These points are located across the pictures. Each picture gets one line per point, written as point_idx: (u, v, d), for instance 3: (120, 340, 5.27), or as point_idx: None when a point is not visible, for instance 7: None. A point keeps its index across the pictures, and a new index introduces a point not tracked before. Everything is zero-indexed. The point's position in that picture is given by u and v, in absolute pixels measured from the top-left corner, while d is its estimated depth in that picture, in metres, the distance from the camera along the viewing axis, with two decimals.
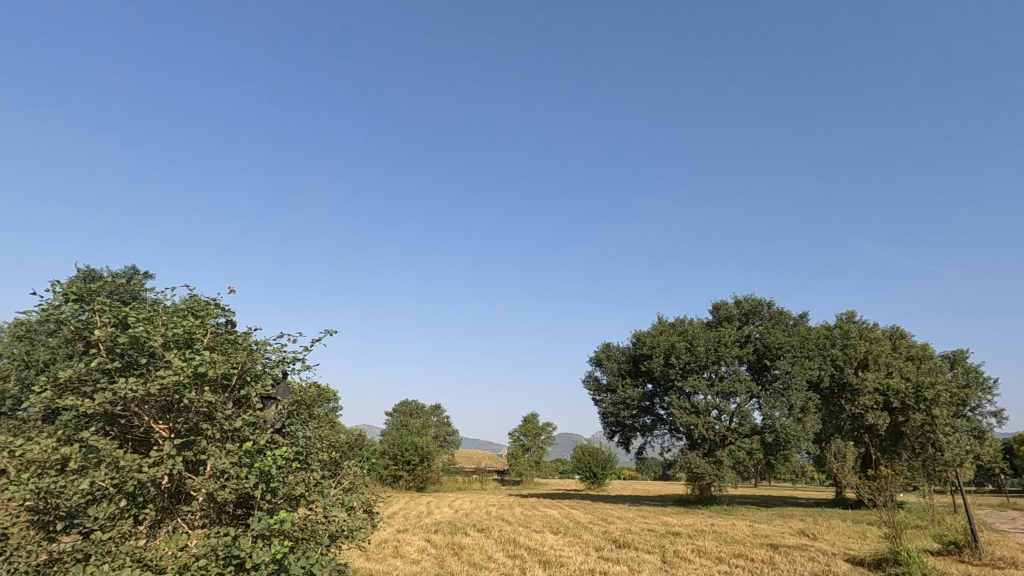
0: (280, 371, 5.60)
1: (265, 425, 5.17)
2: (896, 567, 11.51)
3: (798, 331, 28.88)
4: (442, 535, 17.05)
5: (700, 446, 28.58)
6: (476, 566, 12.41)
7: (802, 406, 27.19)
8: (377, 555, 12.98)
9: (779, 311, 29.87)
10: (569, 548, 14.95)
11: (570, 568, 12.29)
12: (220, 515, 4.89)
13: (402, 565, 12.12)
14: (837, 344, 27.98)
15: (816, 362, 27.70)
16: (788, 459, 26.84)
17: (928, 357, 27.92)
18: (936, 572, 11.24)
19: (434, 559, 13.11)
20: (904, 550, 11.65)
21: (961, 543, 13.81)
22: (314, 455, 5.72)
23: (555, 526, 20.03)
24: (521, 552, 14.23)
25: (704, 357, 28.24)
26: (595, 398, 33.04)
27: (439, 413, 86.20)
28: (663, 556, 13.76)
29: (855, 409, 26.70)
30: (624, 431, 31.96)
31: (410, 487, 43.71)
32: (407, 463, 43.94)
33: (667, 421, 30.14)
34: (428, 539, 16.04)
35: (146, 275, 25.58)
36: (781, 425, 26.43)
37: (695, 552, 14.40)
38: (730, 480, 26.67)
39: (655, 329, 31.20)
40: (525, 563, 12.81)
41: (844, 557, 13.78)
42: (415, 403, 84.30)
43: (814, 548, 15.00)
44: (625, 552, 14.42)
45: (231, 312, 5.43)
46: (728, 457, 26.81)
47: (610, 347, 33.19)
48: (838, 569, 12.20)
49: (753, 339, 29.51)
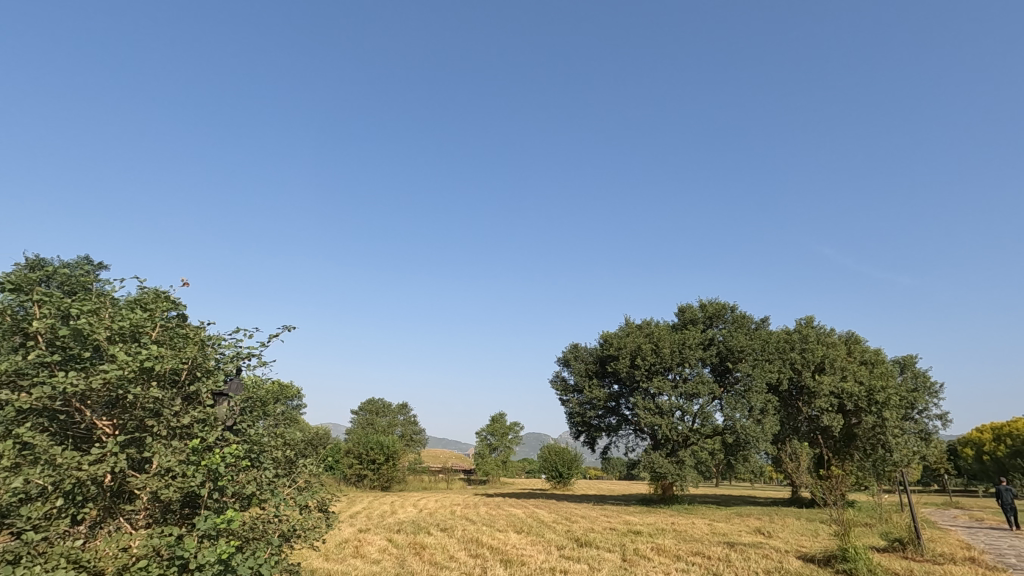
0: (234, 366, 5.49)
1: (215, 422, 5.03)
2: (843, 564, 11.95)
3: (759, 335, 29.72)
4: (404, 534, 16.90)
5: (663, 446, 29.11)
6: (436, 566, 12.35)
7: (761, 408, 27.94)
8: (337, 556, 12.80)
9: (741, 315, 30.68)
10: (531, 548, 15.04)
11: (530, 566, 12.33)
12: (165, 515, 4.76)
13: (362, 565, 11.99)
14: (796, 348, 28.90)
15: (776, 365, 28.57)
16: (747, 459, 27.56)
17: (880, 362, 29.01)
18: (881, 568, 11.66)
19: (395, 559, 13.00)
20: (852, 547, 12.06)
21: (905, 540, 14.46)
22: (267, 453, 5.62)
23: (518, 525, 20.04)
24: (483, 551, 14.23)
25: (669, 358, 28.78)
26: (562, 398, 33.33)
27: (406, 411, 85.41)
28: (622, 554, 14.01)
29: (812, 411, 27.58)
30: (589, 431, 32.30)
31: (374, 486, 43.14)
32: (372, 462, 43.39)
33: (632, 422, 30.63)
34: (389, 539, 15.87)
35: (101, 266, 24.66)
36: (741, 426, 27.13)
37: (655, 550, 14.66)
38: (691, 480, 27.24)
39: (622, 330, 31.64)
40: (487, 562, 12.84)
41: (795, 554, 14.25)
42: (382, 401, 83.34)
43: (769, 546, 15.44)
44: (587, 550, 14.57)
45: (185, 306, 5.30)
46: (690, 458, 27.43)
47: (578, 348, 33.52)
48: (790, 566, 12.59)
49: (716, 342, 30.20)
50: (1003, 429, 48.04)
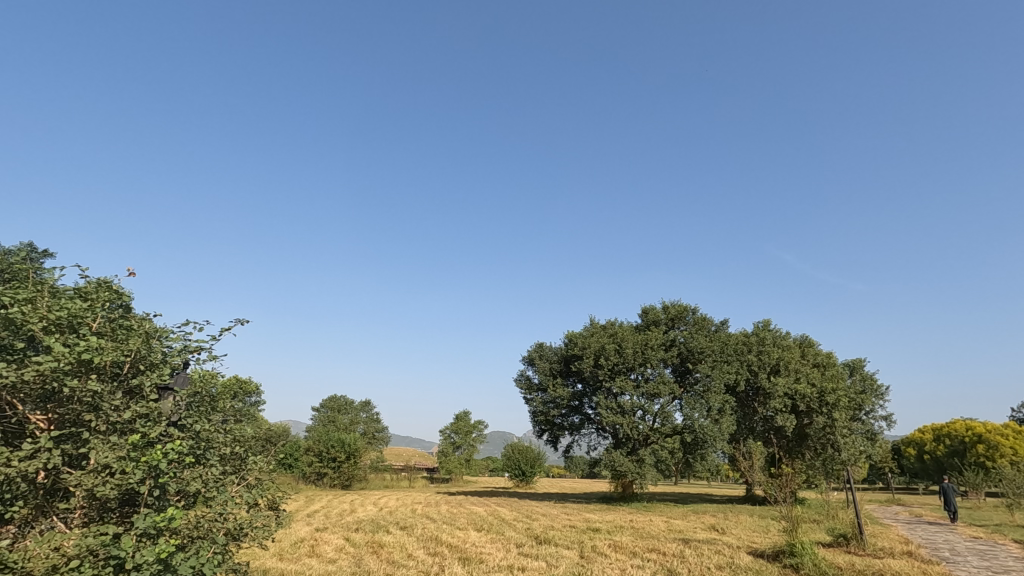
0: (181, 360, 5.32)
1: (159, 417, 4.85)
2: (791, 558, 12.38)
3: (719, 337, 30.53)
4: (363, 533, 16.66)
5: (624, 444, 29.61)
6: (394, 564, 12.21)
7: (719, 408, 28.66)
8: (291, 556, 12.51)
9: (702, 317, 31.43)
10: (491, 545, 15.05)
11: (488, 564, 12.34)
12: (103, 513, 4.58)
13: (317, 565, 11.74)
14: (753, 349, 29.84)
15: (734, 366, 29.41)
16: (705, 458, 28.27)
17: (831, 364, 30.10)
18: (825, 562, 12.10)
19: (352, 558, 12.82)
20: (799, 542, 12.49)
21: (849, 536, 15.13)
22: (214, 450, 5.46)
23: (479, 523, 19.98)
24: (442, 549, 14.17)
25: (631, 358, 29.25)
26: (526, 397, 33.45)
27: (369, 409, 84.22)
28: (581, 551, 14.19)
29: (767, 411, 28.44)
30: (552, 430, 32.53)
31: (334, 485, 42.37)
32: (332, 460, 42.61)
33: (594, 421, 31.01)
34: (347, 538, 15.63)
35: (43, 253, 23.34)
36: (699, 426, 27.79)
37: (612, 547, 14.89)
38: (651, 478, 27.78)
39: (586, 330, 31.99)
40: (445, 560, 12.77)
41: (746, 550, 14.71)
42: (344, 398, 81.93)
43: (722, 542, 15.89)
44: (545, 548, 14.67)
45: (129, 296, 5.10)
46: (650, 456, 27.96)
47: (542, 347, 33.69)
48: (740, 561, 12.98)
49: (678, 344, 30.84)
50: (943, 429, 50.59)
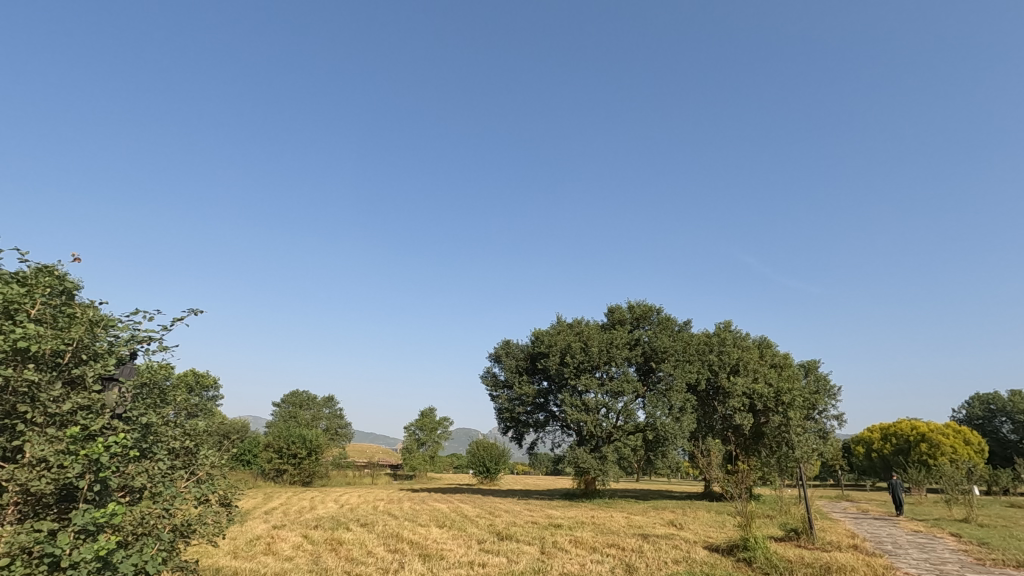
0: (128, 350, 5.12)
1: (102, 409, 4.65)
2: (744, 552, 12.73)
3: (682, 336, 31.18)
4: (322, 530, 16.42)
5: (587, 441, 29.96)
6: (353, 562, 12.03)
7: (680, 407, 29.30)
8: (246, 554, 12.21)
9: (666, 317, 32.01)
10: (452, 542, 15.02)
11: (448, 561, 12.31)
12: (38, 509, 4.37)
13: (274, 563, 11.50)
14: (714, 349, 30.61)
15: (696, 366, 30.12)
16: (666, 455, 28.85)
17: (788, 365, 31.03)
18: (776, 556, 12.48)
19: (309, 556, 12.57)
20: (752, 537, 12.88)
21: (800, 530, 15.71)
22: (161, 443, 5.27)
23: (440, 520, 19.94)
24: (403, 546, 14.04)
25: (596, 357, 29.59)
26: (491, 393, 33.50)
27: (332, 404, 82.65)
28: (541, 547, 14.29)
29: (726, 410, 29.17)
30: (517, 427, 32.64)
31: (294, 481, 41.54)
32: (293, 456, 41.74)
33: (559, 418, 31.21)
34: (305, 535, 15.33)
35: None
36: (661, 424, 28.31)
37: (572, 542, 15.06)
38: (613, 475, 28.23)
39: (553, 328, 32.20)
40: (406, 557, 12.67)
41: (702, 544, 15.10)
42: (307, 394, 80.22)
43: (679, 537, 16.28)
44: (506, 544, 14.70)
45: (72, 283, 4.86)
46: (613, 453, 28.42)
47: (509, 344, 33.75)
48: (695, 555, 13.31)
49: (642, 343, 31.38)
50: (890, 429, 52.88)
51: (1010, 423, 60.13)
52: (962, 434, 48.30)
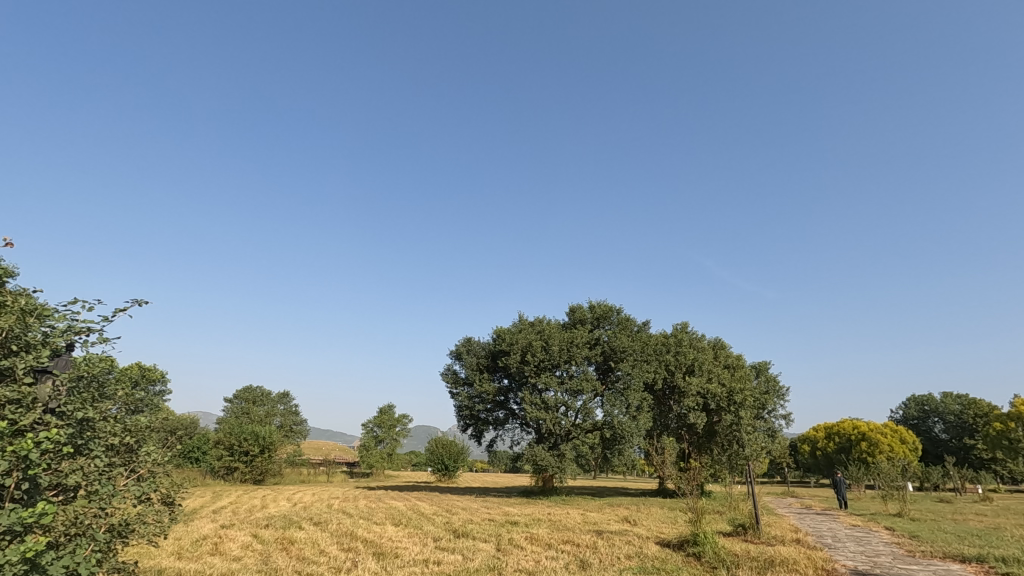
0: (64, 342, 4.86)
1: (34, 404, 4.41)
2: (694, 547, 13.13)
3: (641, 337, 31.87)
4: (274, 529, 15.99)
5: (546, 439, 30.22)
6: (304, 561, 11.79)
7: (637, 405, 29.91)
8: (192, 554, 11.78)
9: (625, 317, 32.59)
10: (407, 540, 14.91)
11: (403, 559, 12.20)
12: None
13: (220, 564, 11.14)
14: (671, 350, 31.38)
15: (653, 366, 30.80)
16: (622, 453, 29.36)
17: (740, 366, 32.08)
18: (723, 550, 12.93)
19: (258, 556, 12.23)
20: (702, 533, 13.30)
21: (747, 525, 16.29)
22: (100, 439, 5.02)
23: (396, 518, 19.78)
24: (357, 544, 13.86)
25: (557, 355, 29.86)
26: (451, 391, 33.39)
27: (288, 401, 80.41)
28: (497, 544, 14.34)
29: (681, 409, 29.93)
30: (476, 424, 32.66)
31: (246, 480, 40.37)
32: (244, 453, 40.53)
33: (518, 416, 31.37)
34: (255, 535, 14.92)
35: None
36: (618, 422, 28.82)
37: (528, 539, 15.19)
38: (570, 472, 28.62)
39: (515, 327, 32.29)
40: (359, 556, 12.49)
41: (654, 540, 15.48)
42: (261, 389, 77.80)
43: (633, 533, 16.64)
44: (462, 541, 14.68)
45: (5, 269, 4.60)
46: (571, 451, 28.82)
47: (470, 341, 33.69)
48: (649, 550, 13.64)
49: (602, 342, 31.87)
50: (833, 428, 55.41)
51: (941, 423, 63.96)
52: (898, 434, 51.07)
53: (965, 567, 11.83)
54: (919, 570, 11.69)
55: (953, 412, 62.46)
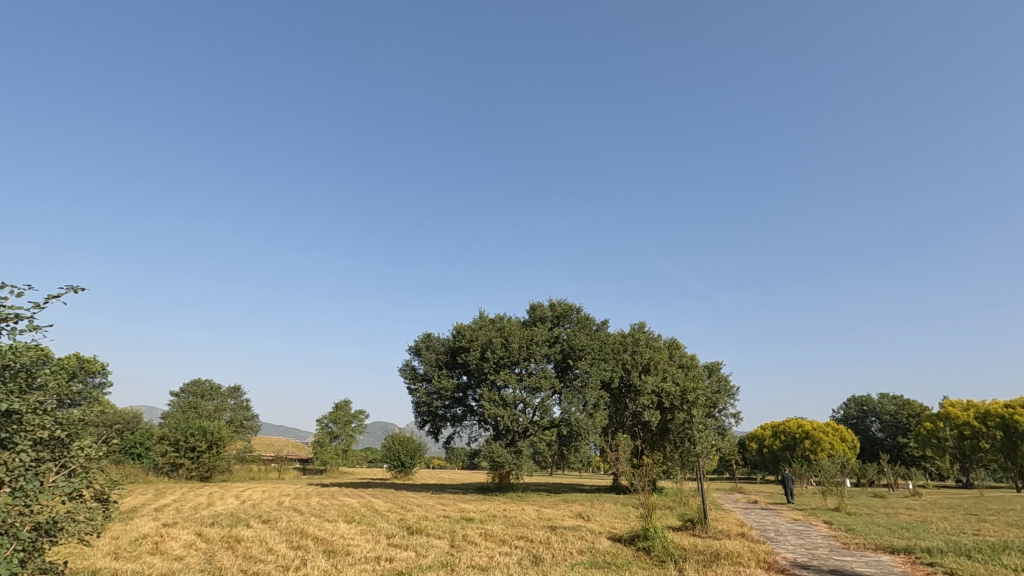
0: None
1: None
2: (644, 542, 13.45)
3: (599, 336, 32.34)
4: (219, 527, 15.47)
5: (503, 436, 30.32)
6: (250, 560, 11.43)
7: (594, 403, 30.35)
8: (129, 554, 11.25)
9: (585, 316, 33.01)
10: (359, 537, 14.70)
11: (354, 557, 11.98)
12: None
13: (160, 564, 10.69)
14: (628, 349, 31.94)
15: (610, 364, 31.29)
16: (578, 450, 29.75)
17: (694, 365, 32.94)
18: (672, 545, 13.29)
19: (202, 555, 11.80)
20: (652, 528, 13.63)
21: (695, 520, 16.78)
22: (26, 432, 4.74)
23: (349, 515, 19.45)
24: (306, 542, 13.54)
25: (516, 352, 29.97)
26: (409, 387, 33.08)
27: (239, 395, 77.83)
28: (451, 540, 14.29)
29: (636, 407, 30.54)
30: (434, 421, 32.47)
31: (192, 476, 38.96)
32: (191, 449, 39.04)
33: (477, 413, 31.37)
34: (198, 533, 14.40)
35: None
36: (574, 419, 29.16)
37: (482, 535, 15.21)
38: (527, 469, 28.85)
39: (475, 323, 32.25)
40: (308, 554, 12.23)
41: (606, 535, 15.75)
42: (210, 382, 75.08)
43: (586, 528, 16.92)
44: (415, 538, 14.56)
45: None
46: (528, 448, 29.04)
47: (430, 337, 33.39)
48: (600, 546, 13.88)
49: (561, 340, 32.21)
50: (780, 427, 57.72)
51: (878, 423, 67.41)
52: (839, 432, 53.63)
53: (894, 558, 12.53)
54: (853, 561, 12.31)
55: (888, 411, 66.00)
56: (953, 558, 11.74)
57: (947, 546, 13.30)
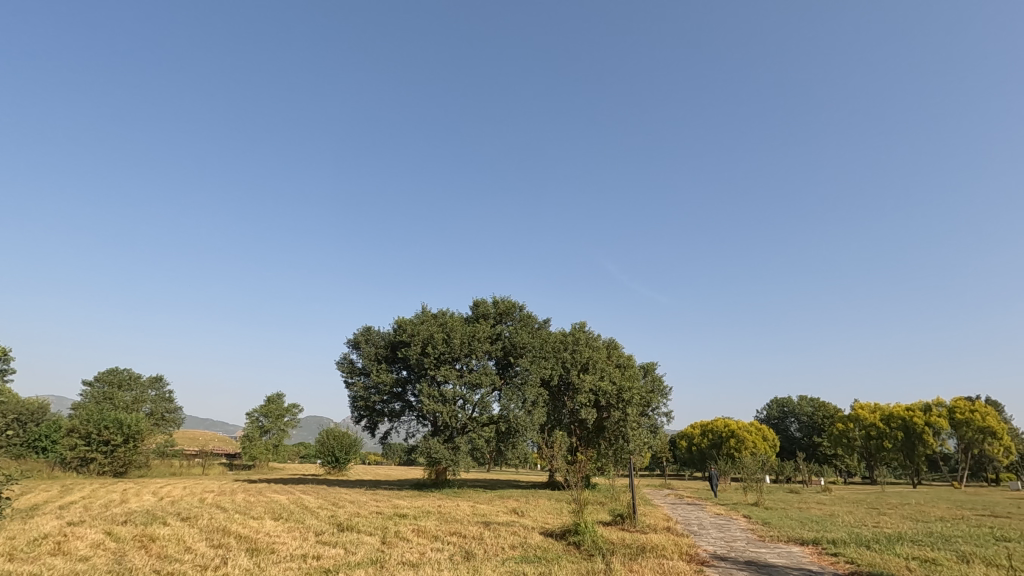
0: None
1: None
2: (575, 536, 13.78)
3: (541, 334, 32.67)
4: (132, 527, 14.48)
5: (442, 432, 30.22)
6: (165, 560, 10.82)
7: (533, 400, 30.60)
8: (26, 555, 10.39)
9: (527, 315, 33.29)
10: (286, 535, 14.24)
11: (280, 555, 11.57)
12: None
13: (62, 565, 9.95)
14: (569, 348, 32.35)
15: (550, 363, 31.64)
16: (515, 446, 29.96)
17: (630, 365, 33.81)
18: (600, 539, 13.71)
19: (111, 555, 11.04)
20: (582, 523, 14.00)
21: (625, 515, 17.33)
22: None
23: (276, 513, 18.74)
24: (229, 540, 13.00)
25: (458, 349, 29.85)
26: (346, 380, 32.32)
27: (161, 385, 73.19)
28: (382, 537, 14.11)
29: (574, 405, 31.05)
30: (371, 416, 31.85)
31: (104, 472, 36.40)
32: (104, 443, 36.45)
33: (415, 408, 31.01)
34: (107, 532, 13.49)
35: None
36: (513, 416, 29.38)
37: (414, 531, 15.09)
38: (464, 465, 28.78)
39: (417, 318, 31.84)
40: (230, 552, 11.71)
41: (539, 530, 16.05)
42: (128, 372, 70.23)
43: (519, 523, 17.12)
44: (346, 535, 14.28)
45: None
46: (466, 444, 29.00)
47: (370, 331, 32.70)
48: (532, 540, 14.12)
49: (503, 338, 32.43)
50: (708, 426, 60.41)
51: (796, 423, 71.95)
52: (761, 432, 56.74)
53: (803, 549, 13.43)
54: (766, 552, 13.09)
55: (806, 412, 70.60)
56: (854, 549, 12.73)
57: (849, 538, 14.39)
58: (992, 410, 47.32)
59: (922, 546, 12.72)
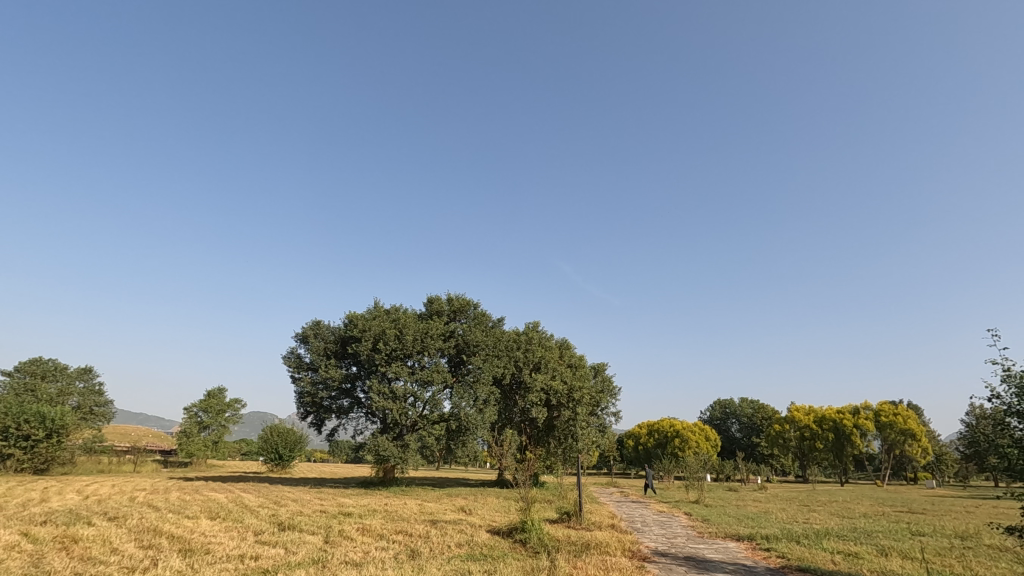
0: None
1: None
2: (521, 534, 13.85)
3: (494, 333, 32.72)
4: (51, 527, 13.54)
5: (391, 430, 29.80)
6: (88, 562, 10.20)
7: (484, 398, 30.50)
8: None
9: (481, 313, 33.25)
10: (224, 535, 13.67)
11: (215, 556, 11.10)
12: None
13: None
14: (522, 347, 32.43)
15: (503, 361, 31.66)
16: (465, 444, 29.82)
17: (581, 366, 34.27)
18: (547, 536, 13.84)
19: (26, 558, 10.29)
20: (529, 521, 14.10)
21: (571, 512, 17.57)
22: None
23: (213, 511, 17.98)
24: (161, 541, 12.37)
25: (410, 345, 29.52)
26: (293, 375, 31.38)
27: (90, 376, 68.89)
28: (325, 536, 13.78)
29: (525, 404, 31.19)
30: (318, 413, 31.04)
31: (23, 469, 34.08)
32: (25, 438, 34.00)
33: (364, 405, 30.43)
34: (24, 533, 12.56)
35: None
36: (464, 414, 29.29)
37: (359, 530, 14.81)
38: (412, 463, 28.46)
39: (369, 313, 31.23)
40: (160, 553, 11.17)
41: (485, 528, 16.06)
42: (53, 362, 65.74)
43: (465, 522, 17.06)
44: (287, 534, 13.85)
45: None
46: (415, 441, 28.69)
47: (320, 325, 31.87)
48: (478, 538, 14.11)
49: (456, 335, 32.29)
50: (655, 426, 62.01)
51: (737, 424, 74.95)
52: (704, 432, 58.77)
53: (739, 544, 14.00)
54: (705, 548, 13.57)
55: (746, 414, 73.60)
56: (785, 543, 13.40)
57: (781, 533, 15.12)
58: (912, 413, 50.78)
59: (846, 540, 13.52)
